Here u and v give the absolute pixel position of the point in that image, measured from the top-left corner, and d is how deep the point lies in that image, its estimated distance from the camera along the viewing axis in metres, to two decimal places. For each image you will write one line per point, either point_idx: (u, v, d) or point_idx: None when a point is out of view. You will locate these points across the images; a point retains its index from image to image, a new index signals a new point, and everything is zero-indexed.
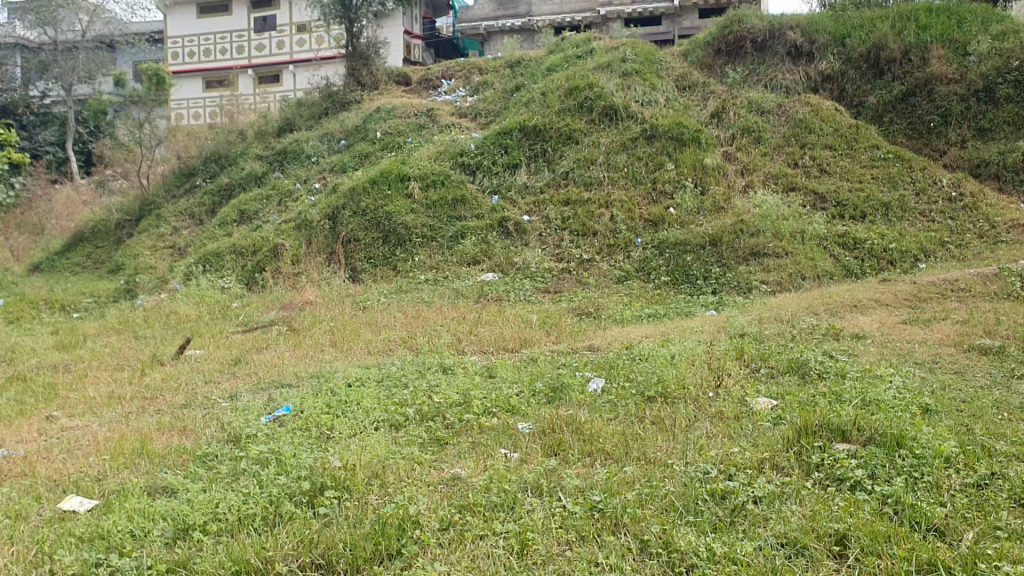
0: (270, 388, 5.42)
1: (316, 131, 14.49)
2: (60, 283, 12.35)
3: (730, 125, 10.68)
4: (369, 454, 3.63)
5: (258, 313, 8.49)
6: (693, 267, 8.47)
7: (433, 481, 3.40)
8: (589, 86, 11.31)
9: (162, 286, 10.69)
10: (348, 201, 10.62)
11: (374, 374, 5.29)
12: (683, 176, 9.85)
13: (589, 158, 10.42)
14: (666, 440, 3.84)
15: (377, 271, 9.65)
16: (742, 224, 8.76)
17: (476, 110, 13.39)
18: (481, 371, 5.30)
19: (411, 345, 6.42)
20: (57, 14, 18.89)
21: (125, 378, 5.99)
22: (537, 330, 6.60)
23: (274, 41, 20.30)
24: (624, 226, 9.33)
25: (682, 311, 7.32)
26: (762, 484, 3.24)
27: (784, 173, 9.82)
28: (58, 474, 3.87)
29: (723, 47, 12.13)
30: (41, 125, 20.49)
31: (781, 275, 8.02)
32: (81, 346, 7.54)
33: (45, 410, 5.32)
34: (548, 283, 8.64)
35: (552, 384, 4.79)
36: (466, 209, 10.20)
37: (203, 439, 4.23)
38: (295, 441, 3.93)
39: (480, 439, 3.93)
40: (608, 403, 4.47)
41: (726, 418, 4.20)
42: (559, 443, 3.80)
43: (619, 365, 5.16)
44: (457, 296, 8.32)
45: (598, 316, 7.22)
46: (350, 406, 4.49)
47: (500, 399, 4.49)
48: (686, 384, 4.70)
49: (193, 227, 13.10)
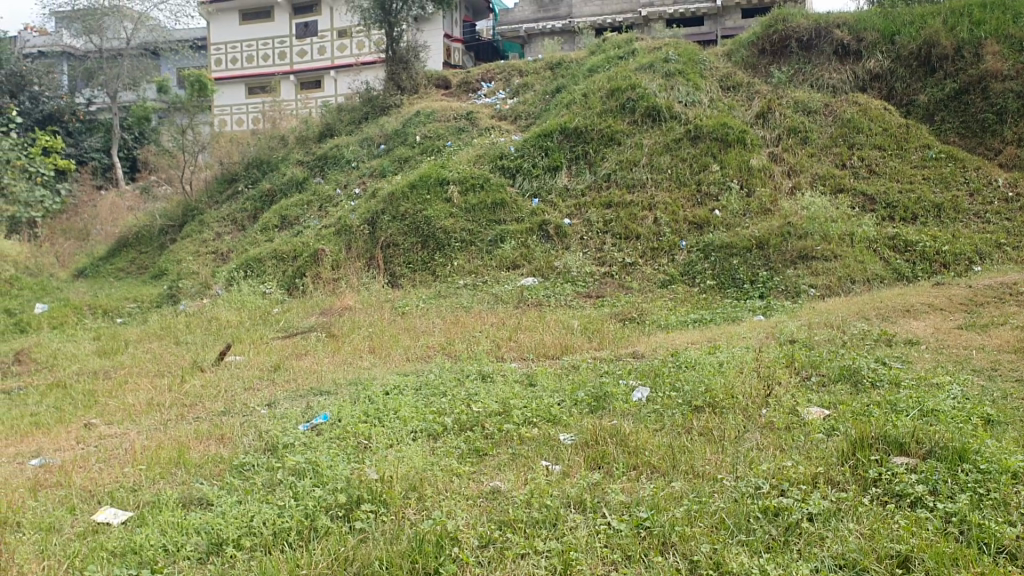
0: (309, 395, 5.35)
1: (356, 135, 14.48)
2: (105, 288, 12.46)
3: (775, 126, 10.46)
4: (406, 465, 3.53)
5: (298, 318, 8.46)
6: (738, 270, 8.28)
7: (472, 495, 3.29)
8: (631, 87, 11.15)
9: (204, 291, 10.71)
10: (387, 206, 10.58)
11: (412, 382, 5.19)
12: (728, 177, 9.66)
13: (631, 160, 10.26)
14: (715, 454, 3.69)
15: (417, 276, 9.60)
16: (788, 226, 8.56)
17: (516, 112, 13.30)
18: (522, 378, 5.18)
19: (450, 351, 6.32)
20: (102, 22, 19.25)
21: (164, 384, 5.95)
22: (579, 336, 6.47)
23: (315, 47, 20.35)
24: (667, 229, 9.17)
25: (728, 316, 7.13)
26: (817, 499, 3.08)
27: (832, 174, 9.59)
28: (94, 484, 3.82)
29: (768, 46, 11.89)
30: (87, 132, 20.78)
31: (830, 279, 7.81)
32: (123, 352, 7.55)
33: (84, 417, 5.30)
34: (590, 287, 8.51)
35: (595, 393, 4.65)
36: (507, 213, 10.10)
37: (240, 449, 4.16)
38: (333, 451, 3.84)
39: (521, 451, 3.81)
40: (654, 413, 4.33)
41: (777, 429, 4.04)
42: (603, 455, 3.67)
43: (664, 373, 5.01)
44: (497, 301, 8.21)
45: (642, 321, 7.08)
46: (388, 415, 4.39)
47: (541, 409, 4.37)
48: (734, 393, 4.54)
49: (235, 233, 13.15)
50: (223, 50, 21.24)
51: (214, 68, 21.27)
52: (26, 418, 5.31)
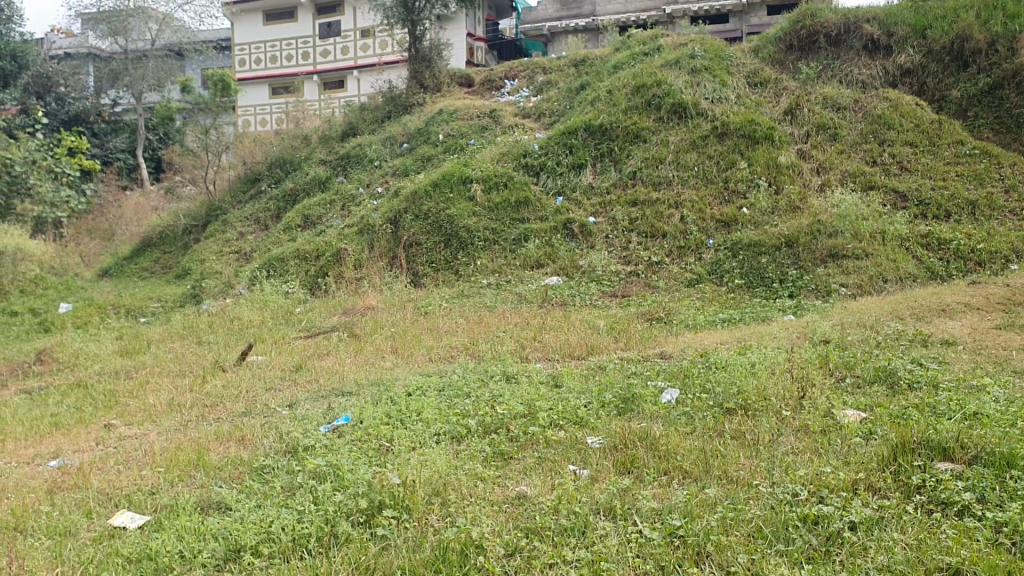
0: (331, 396, 5.26)
1: (378, 134, 14.41)
2: (129, 288, 12.47)
3: (804, 122, 10.29)
4: (430, 469, 3.42)
5: (320, 318, 8.39)
6: (767, 269, 8.12)
7: (497, 500, 3.17)
8: (656, 83, 10.99)
9: (227, 290, 10.67)
10: (410, 205, 10.50)
11: (435, 383, 5.09)
12: (756, 174, 9.50)
13: (657, 157, 10.11)
14: (749, 458, 3.57)
15: (439, 276, 9.52)
16: (818, 224, 8.39)
17: (540, 110, 13.18)
18: (547, 380, 5.06)
19: (474, 351, 6.21)
20: (126, 24, 19.34)
21: (186, 385, 5.88)
22: (605, 336, 6.35)
23: (339, 47, 20.32)
24: (694, 228, 9.02)
25: (758, 316, 6.97)
26: (859, 507, 2.93)
27: (862, 171, 9.41)
28: (112, 487, 3.73)
29: (795, 42, 11.71)
30: (113, 132, 20.86)
31: (861, 278, 7.64)
32: (146, 352, 7.52)
33: (105, 417, 5.24)
34: (615, 287, 8.39)
35: (623, 395, 4.53)
36: (531, 211, 9.99)
37: (260, 450, 4.08)
38: (354, 453, 3.74)
39: (547, 455, 3.69)
40: (684, 415, 4.21)
41: (812, 433, 3.90)
42: (632, 460, 3.55)
43: (695, 374, 4.88)
44: (520, 301, 8.10)
45: (669, 321, 6.94)
46: (410, 417, 4.28)
47: (568, 411, 4.25)
48: (767, 395, 4.40)
49: (259, 232, 13.12)
50: (246, 50, 21.26)
51: (238, 69, 21.30)
52: (46, 418, 5.25)
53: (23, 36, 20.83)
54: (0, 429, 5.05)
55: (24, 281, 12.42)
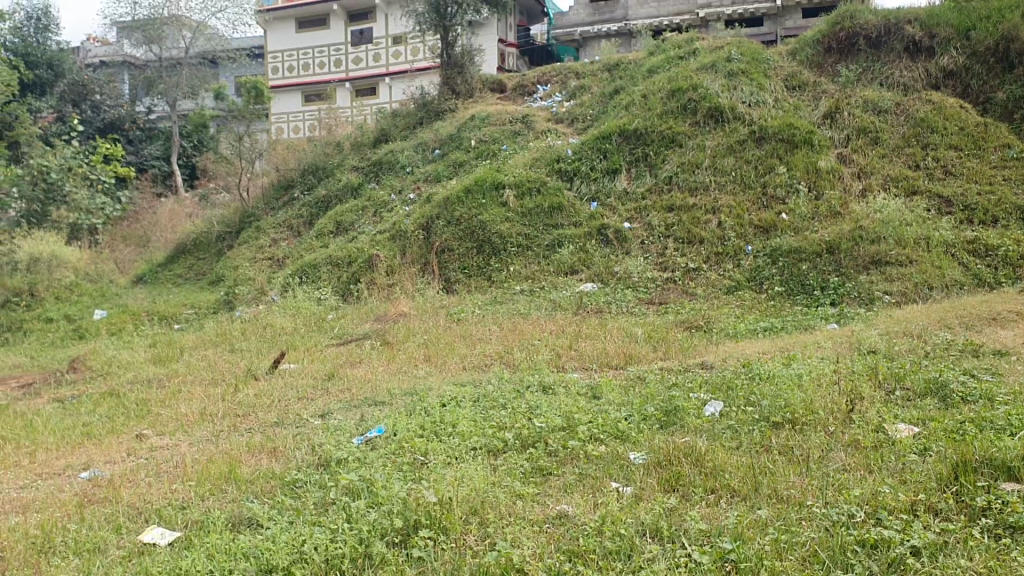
0: (364, 406, 5.16)
1: (410, 140, 14.36)
2: (162, 295, 12.48)
3: (844, 126, 10.08)
4: (467, 485, 3.30)
5: (353, 325, 8.31)
6: (808, 276, 7.94)
7: (537, 520, 3.05)
8: (692, 87, 10.82)
9: (259, 297, 10.62)
10: (442, 211, 10.40)
11: (470, 393, 4.97)
12: (796, 179, 9.31)
13: (693, 162, 9.94)
14: (799, 476, 3.41)
15: (472, 282, 9.43)
16: (860, 230, 8.18)
17: (573, 115, 13.06)
18: (585, 391, 4.92)
19: (509, 360, 6.09)
20: (161, 32, 19.48)
21: (218, 394, 5.80)
22: (643, 346, 6.19)
23: (371, 54, 20.29)
24: (732, 234, 8.85)
25: (800, 325, 6.80)
26: (921, 531, 2.77)
27: (904, 175, 9.19)
28: (143, 501, 3.65)
29: (834, 45, 11.51)
30: (147, 140, 20.98)
31: (906, 285, 7.43)
32: (178, 360, 7.47)
33: (137, 427, 5.18)
34: (652, 294, 8.25)
35: (665, 407, 4.39)
36: (564, 217, 9.87)
37: (293, 463, 3.98)
38: (388, 468, 3.63)
39: (587, 471, 3.56)
40: (729, 429, 4.06)
41: (864, 449, 3.73)
42: (677, 477, 3.42)
43: (738, 386, 4.73)
44: (555, 308, 7.97)
45: (709, 330, 6.78)
46: (445, 429, 4.17)
47: (608, 424, 4.12)
48: (814, 407, 4.24)
49: (291, 239, 13.10)
50: (279, 58, 21.33)
51: (271, 76, 21.37)
52: (77, 428, 5.19)
53: (60, 45, 21.05)
54: (32, 438, 5.01)
55: (60, 287, 12.48)
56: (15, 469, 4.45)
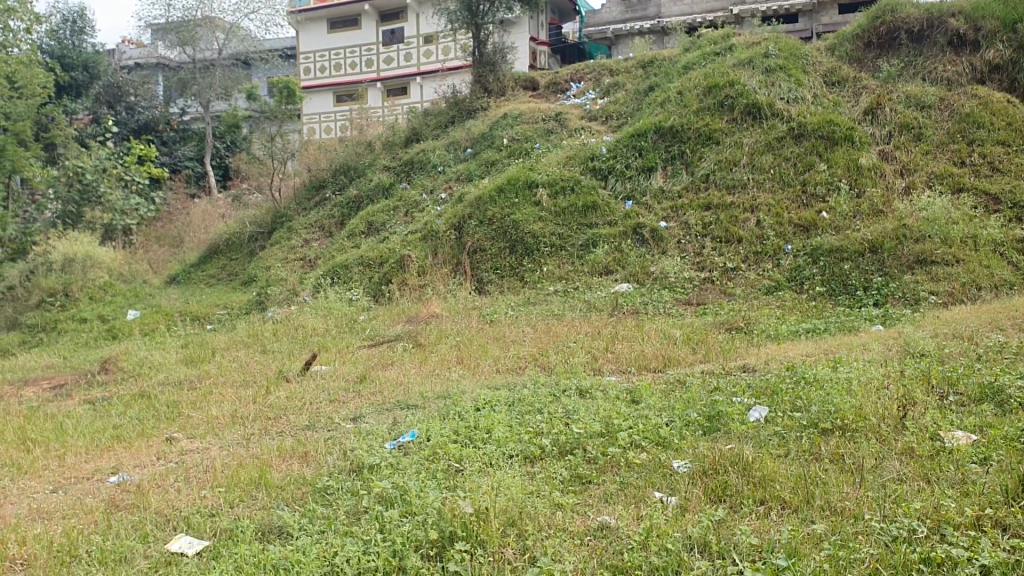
0: (396, 409, 5.05)
1: (442, 140, 14.25)
2: (195, 295, 12.47)
3: (885, 122, 9.84)
4: (504, 494, 3.17)
5: (384, 326, 8.22)
6: (850, 276, 7.73)
7: (579, 532, 2.92)
8: (729, 83, 10.60)
9: (291, 297, 10.55)
10: (474, 211, 10.30)
11: (505, 397, 4.82)
12: (837, 177, 9.09)
13: (731, 160, 9.74)
14: (853, 487, 3.24)
15: (505, 283, 9.34)
16: (904, 228, 7.95)
17: (607, 113, 12.90)
18: (623, 394, 4.77)
19: (544, 363, 5.94)
20: (195, 33, 19.57)
21: (249, 396, 5.71)
22: (681, 348, 6.03)
23: (402, 54, 20.21)
24: (771, 232, 8.65)
25: (843, 326, 6.60)
26: (991, 549, 2.59)
27: (950, 172, 8.93)
28: (171, 507, 3.55)
29: (874, 39, 11.27)
30: (181, 141, 21.07)
31: (953, 286, 7.19)
32: (210, 361, 7.41)
33: (167, 430, 5.10)
34: (689, 295, 8.09)
35: (708, 413, 4.24)
36: (599, 216, 9.72)
37: (324, 469, 3.87)
38: (422, 475, 3.51)
39: (629, 480, 3.42)
40: (776, 436, 3.91)
41: (919, 457, 3.54)
42: (723, 487, 3.28)
43: (783, 391, 4.55)
44: (589, 309, 7.83)
45: (749, 331, 6.60)
46: (479, 434, 4.04)
47: (649, 430, 3.97)
48: (865, 413, 4.05)
49: (323, 239, 13.05)
50: (311, 59, 21.34)
51: (303, 77, 21.39)
52: (107, 430, 5.12)
53: (95, 47, 21.23)
54: (62, 441, 4.94)
55: (94, 288, 12.50)
56: (44, 472, 4.38)
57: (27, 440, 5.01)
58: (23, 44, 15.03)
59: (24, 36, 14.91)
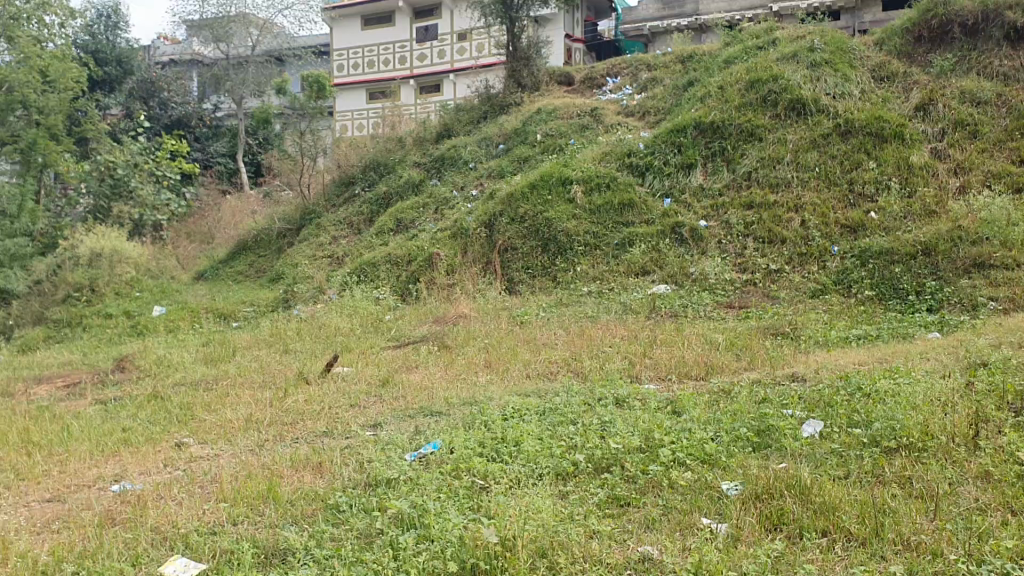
0: (418, 416, 4.73)
1: (474, 135, 13.94)
2: (223, 292, 12.24)
3: (938, 119, 9.36)
4: (534, 518, 2.85)
5: (410, 326, 7.91)
6: (901, 280, 7.30)
7: (617, 566, 2.58)
8: (773, 77, 10.18)
9: (319, 295, 10.27)
10: (506, 208, 9.99)
11: (535, 405, 4.48)
12: (887, 175, 8.65)
13: (774, 157, 9.32)
14: (927, 518, 2.86)
15: (537, 283, 9.03)
16: (959, 230, 7.49)
17: (644, 108, 12.52)
18: (665, 405, 4.40)
19: (578, 369, 5.59)
20: (228, 30, 19.53)
21: (266, 398, 5.40)
22: (725, 355, 5.65)
23: (435, 50, 19.89)
24: (817, 233, 8.24)
25: (897, 333, 6.19)
26: None
27: (1008, 172, 8.45)
28: (170, 524, 3.24)
29: (925, 33, 10.77)
30: (214, 137, 20.95)
31: (1014, 291, 6.73)
32: (230, 361, 7.15)
33: (177, 435, 4.80)
34: (731, 297, 7.70)
35: (758, 428, 3.88)
36: (635, 214, 9.36)
37: (336, 483, 3.55)
38: (441, 494, 3.19)
39: (673, 504, 3.07)
40: (833, 455, 3.55)
41: (998, 483, 3.15)
42: (780, 515, 2.93)
43: (839, 404, 4.17)
44: (625, 311, 7.46)
45: (796, 338, 6.20)
46: (507, 448, 3.71)
47: (694, 446, 3.61)
48: (933, 431, 3.64)
49: (352, 236, 12.78)
50: (345, 55, 21.11)
51: (336, 74, 21.16)
52: (115, 434, 4.84)
53: (129, 42, 21.13)
54: (66, 445, 4.66)
55: (120, 282, 12.31)
56: (43, 480, 4.11)
57: (30, 443, 4.74)
58: (57, 39, 14.90)
59: (58, 31, 14.78)
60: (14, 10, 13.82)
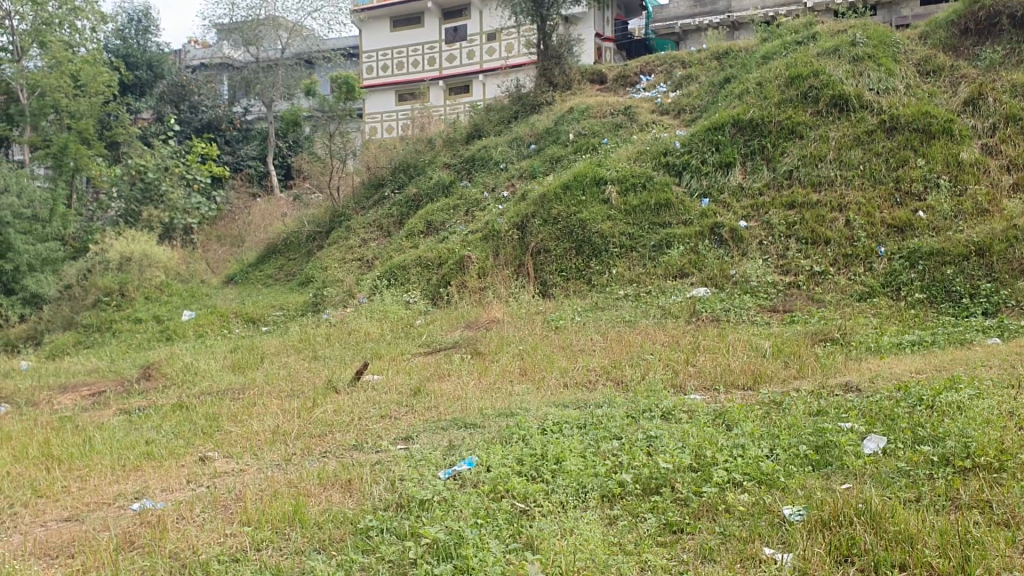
0: (450, 429, 4.50)
1: (505, 135, 13.71)
2: (252, 296, 12.09)
3: (989, 114, 9.00)
4: (582, 550, 2.63)
5: (442, 332, 7.68)
6: (953, 282, 6.99)
7: None
8: (813, 73, 9.85)
9: (348, 299, 10.06)
10: (538, 209, 9.75)
11: (575, 419, 4.23)
12: (935, 173, 8.33)
13: (816, 155, 9.00)
14: (1016, 551, 2.58)
15: (571, 286, 8.80)
16: (1015, 229, 7.14)
17: (679, 106, 12.24)
18: (714, 419, 4.14)
19: (618, 379, 5.34)
20: (257, 32, 19.55)
21: (294, 409, 5.21)
22: (773, 362, 5.38)
23: (464, 51, 19.67)
24: (863, 233, 7.92)
25: (953, 338, 5.89)
26: None
27: None
28: (188, 549, 3.04)
29: (972, 26, 10.42)
30: (244, 140, 20.88)
31: None
32: (258, 368, 6.96)
33: (201, 448, 4.61)
34: (774, 301, 7.42)
35: (817, 445, 3.61)
36: (672, 215, 9.08)
37: (366, 504, 3.33)
38: (478, 520, 2.95)
39: (731, 531, 2.83)
40: (901, 475, 3.27)
41: None
42: (852, 545, 2.67)
43: (901, 417, 3.88)
44: (665, 315, 7.21)
45: (846, 343, 5.90)
46: (547, 466, 3.48)
47: (750, 465, 3.34)
48: (1008, 449, 3.34)
49: (381, 239, 12.59)
50: (374, 57, 20.97)
51: (366, 76, 21.02)
52: (138, 447, 4.65)
53: (159, 46, 21.10)
54: (87, 459, 4.48)
55: (150, 286, 12.20)
56: (62, 497, 3.93)
57: (50, 458, 4.57)
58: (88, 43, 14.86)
59: (90, 35, 14.76)
60: (46, 15, 13.93)
